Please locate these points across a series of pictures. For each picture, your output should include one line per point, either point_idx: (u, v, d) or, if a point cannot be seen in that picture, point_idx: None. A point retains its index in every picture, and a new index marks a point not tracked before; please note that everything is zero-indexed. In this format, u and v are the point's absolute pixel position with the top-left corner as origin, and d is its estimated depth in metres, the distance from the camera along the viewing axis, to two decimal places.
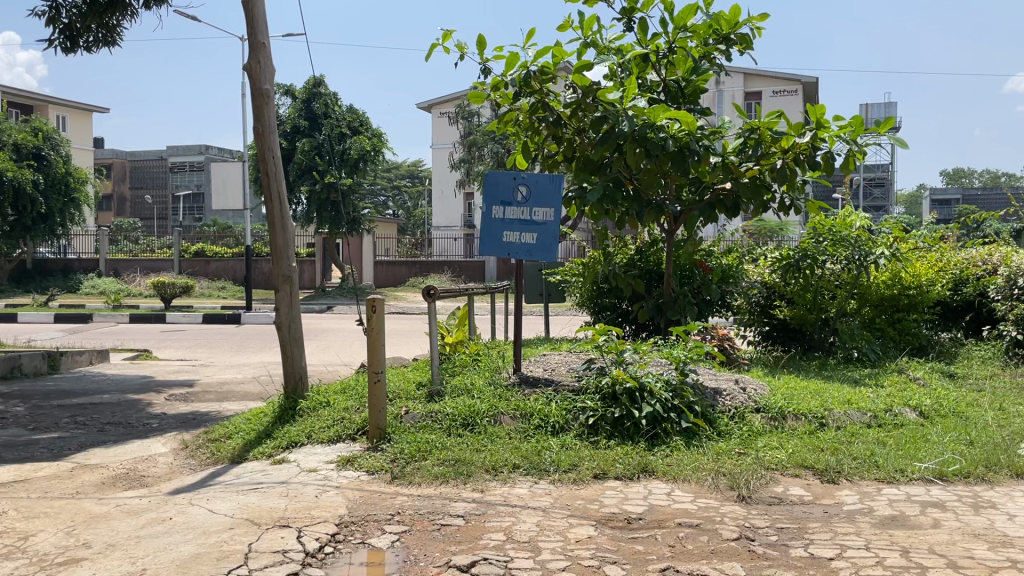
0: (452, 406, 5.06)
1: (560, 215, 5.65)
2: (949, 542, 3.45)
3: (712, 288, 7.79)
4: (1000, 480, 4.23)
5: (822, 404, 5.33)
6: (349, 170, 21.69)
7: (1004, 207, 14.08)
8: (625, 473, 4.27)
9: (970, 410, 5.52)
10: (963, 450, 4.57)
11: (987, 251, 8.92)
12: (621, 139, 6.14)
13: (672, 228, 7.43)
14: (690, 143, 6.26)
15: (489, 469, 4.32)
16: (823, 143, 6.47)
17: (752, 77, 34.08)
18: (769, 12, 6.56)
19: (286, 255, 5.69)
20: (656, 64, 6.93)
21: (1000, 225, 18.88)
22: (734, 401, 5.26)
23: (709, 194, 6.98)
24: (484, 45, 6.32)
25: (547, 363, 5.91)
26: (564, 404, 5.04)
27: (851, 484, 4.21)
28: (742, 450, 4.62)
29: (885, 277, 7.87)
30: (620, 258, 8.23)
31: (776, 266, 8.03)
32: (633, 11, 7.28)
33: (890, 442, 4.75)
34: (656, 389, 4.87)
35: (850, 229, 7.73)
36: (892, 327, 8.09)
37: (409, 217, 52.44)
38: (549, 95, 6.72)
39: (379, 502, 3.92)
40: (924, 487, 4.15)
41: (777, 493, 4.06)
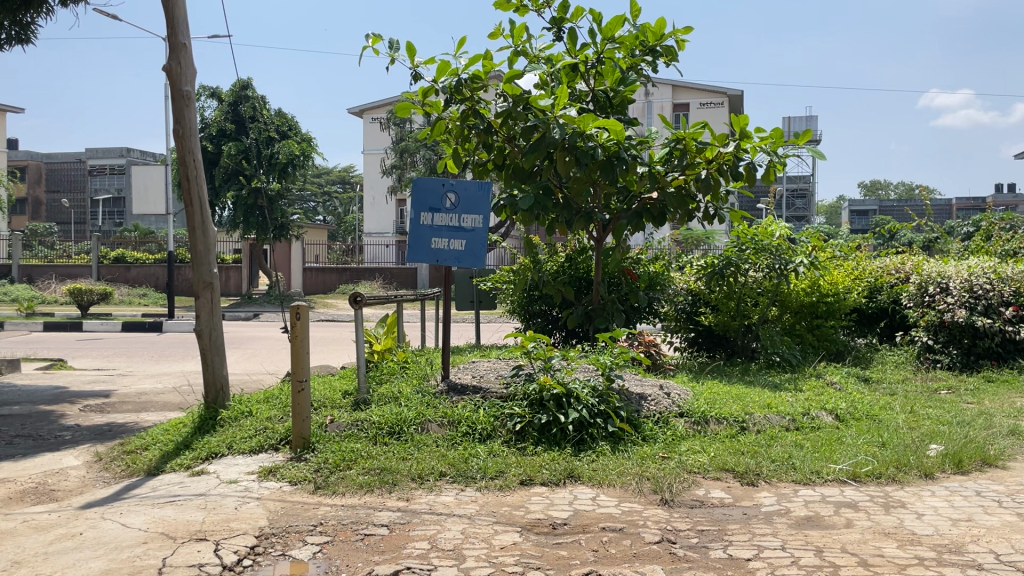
0: (378, 415, 5.01)
1: (489, 223, 5.63)
2: (860, 542, 3.57)
3: (639, 295, 7.94)
4: (910, 480, 4.41)
5: (743, 408, 5.46)
6: (277, 176, 21.33)
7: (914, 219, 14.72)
8: (551, 479, 4.30)
9: (882, 412, 5.75)
10: (875, 451, 4.75)
11: (900, 260, 9.28)
12: (552, 147, 6.21)
13: (600, 236, 7.51)
14: (619, 152, 6.44)
15: (414, 477, 4.28)
16: (746, 153, 6.62)
17: (680, 89, 34.86)
18: (693, 25, 6.74)
19: (206, 261, 5.55)
20: (584, 74, 7.05)
21: (912, 235, 19.68)
22: (658, 406, 5.36)
23: (637, 203, 7.12)
24: (414, 51, 6.30)
25: (475, 371, 5.89)
26: (492, 411, 5.03)
27: (769, 486, 4.32)
28: (665, 454, 4.69)
29: (804, 285, 8.11)
30: (549, 266, 8.31)
31: (702, 273, 8.26)
32: (563, 21, 7.36)
33: (807, 445, 4.89)
34: (582, 395, 4.91)
35: (771, 238, 7.90)
36: (811, 333, 8.32)
37: (340, 224, 51.87)
38: (480, 103, 6.74)
39: (302, 512, 3.85)
40: (838, 488, 4.29)
41: (698, 496, 4.14)
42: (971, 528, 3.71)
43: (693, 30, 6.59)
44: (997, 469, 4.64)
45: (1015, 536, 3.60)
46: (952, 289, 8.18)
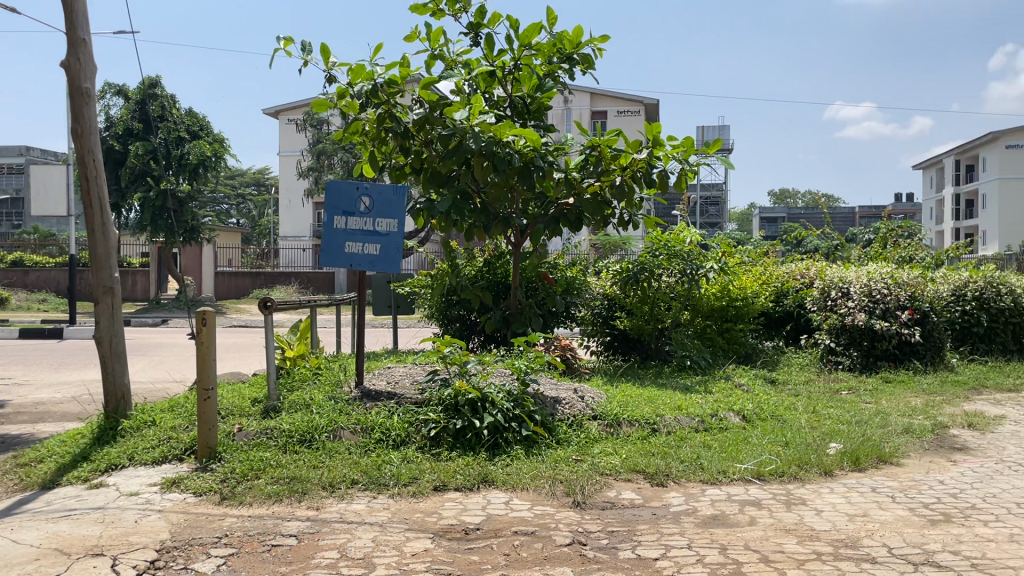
0: (288, 423, 4.91)
1: (404, 227, 5.62)
2: (762, 538, 3.69)
3: (556, 300, 8.03)
4: (810, 478, 4.58)
5: (655, 410, 5.58)
6: (187, 177, 20.68)
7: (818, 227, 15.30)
8: (464, 484, 4.29)
9: (787, 413, 5.94)
10: (779, 451, 4.91)
11: (804, 266, 9.65)
12: (468, 154, 6.22)
13: (518, 241, 7.54)
14: (535, 158, 6.51)
15: (325, 486, 4.21)
16: (659, 161, 6.80)
17: (598, 97, 35.43)
18: (609, 34, 6.86)
19: (106, 265, 5.35)
20: (502, 80, 7.10)
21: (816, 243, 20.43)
22: (572, 410, 5.41)
23: (554, 208, 7.16)
24: (328, 53, 6.22)
25: (390, 376, 5.84)
26: (406, 417, 4.99)
27: (678, 486, 4.42)
28: (579, 457, 4.75)
29: (714, 290, 8.34)
30: (468, 271, 8.29)
31: (617, 278, 8.36)
32: (480, 27, 7.39)
33: (715, 445, 5.04)
34: (497, 399, 4.93)
35: (683, 244, 8.20)
36: (721, 336, 8.52)
37: (255, 227, 50.69)
38: (396, 107, 6.68)
39: (206, 524, 3.74)
40: (743, 487, 4.42)
41: (610, 498, 4.21)
42: (865, 523, 3.87)
43: (610, 39, 6.71)
44: (892, 465, 4.86)
45: (906, 530, 3.78)
46: (853, 294, 8.58)
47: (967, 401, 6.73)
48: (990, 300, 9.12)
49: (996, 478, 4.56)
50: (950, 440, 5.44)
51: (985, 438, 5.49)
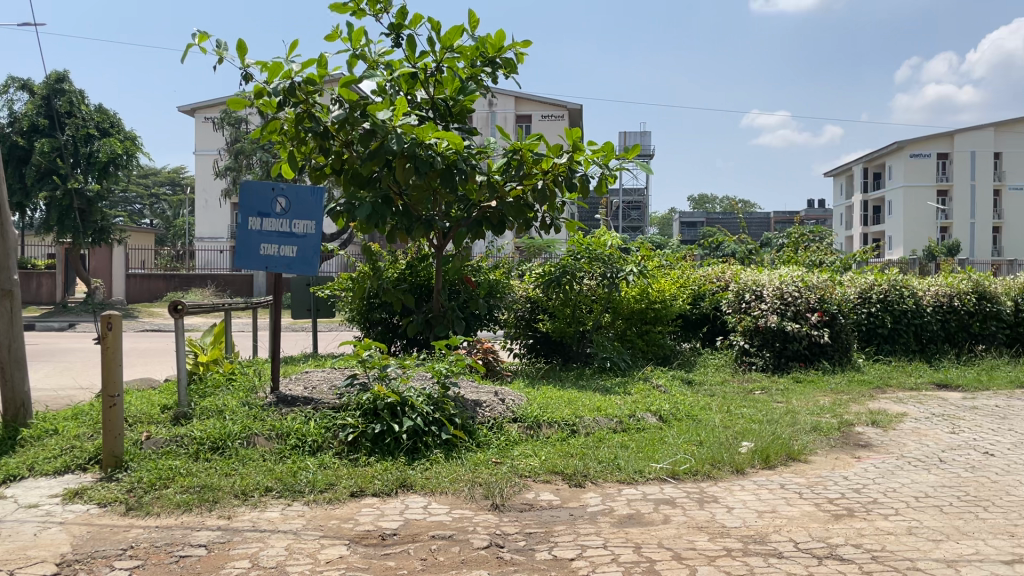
0: (200, 430, 4.78)
1: (321, 228, 5.57)
2: (675, 536, 3.76)
3: (479, 303, 8.05)
4: (722, 476, 4.70)
5: (574, 412, 5.64)
6: (97, 175, 19.92)
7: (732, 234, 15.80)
8: (382, 489, 4.25)
9: (702, 413, 6.09)
10: (693, 450, 5.02)
11: (720, 270, 9.91)
12: (389, 156, 6.15)
13: (440, 244, 7.48)
14: (458, 162, 6.51)
15: (237, 494, 4.11)
16: (580, 166, 6.88)
17: (522, 101, 35.62)
18: (531, 40, 6.92)
19: (5, 267, 5.10)
20: (424, 82, 7.08)
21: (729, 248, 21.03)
22: (493, 412, 5.42)
23: (477, 211, 7.19)
24: (244, 51, 6.08)
25: (307, 381, 5.73)
26: (323, 422, 4.92)
27: (595, 487, 4.47)
28: (499, 460, 4.76)
29: (634, 293, 8.47)
30: (389, 274, 8.19)
31: (539, 281, 8.45)
32: (401, 28, 7.35)
33: (632, 445, 5.13)
34: (417, 403, 4.89)
35: (604, 247, 8.35)
36: (641, 338, 8.72)
37: (171, 228, 49.15)
38: (315, 106, 6.48)
39: (110, 536, 3.61)
40: (659, 486, 4.51)
41: (528, 500, 4.23)
42: (773, 519, 3.99)
43: (532, 44, 6.78)
44: (799, 462, 5.04)
45: (812, 524, 3.91)
46: (766, 296, 8.87)
47: (871, 400, 7.02)
48: (893, 302, 9.56)
49: (896, 473, 4.77)
50: (854, 437, 5.66)
51: (887, 435, 5.74)
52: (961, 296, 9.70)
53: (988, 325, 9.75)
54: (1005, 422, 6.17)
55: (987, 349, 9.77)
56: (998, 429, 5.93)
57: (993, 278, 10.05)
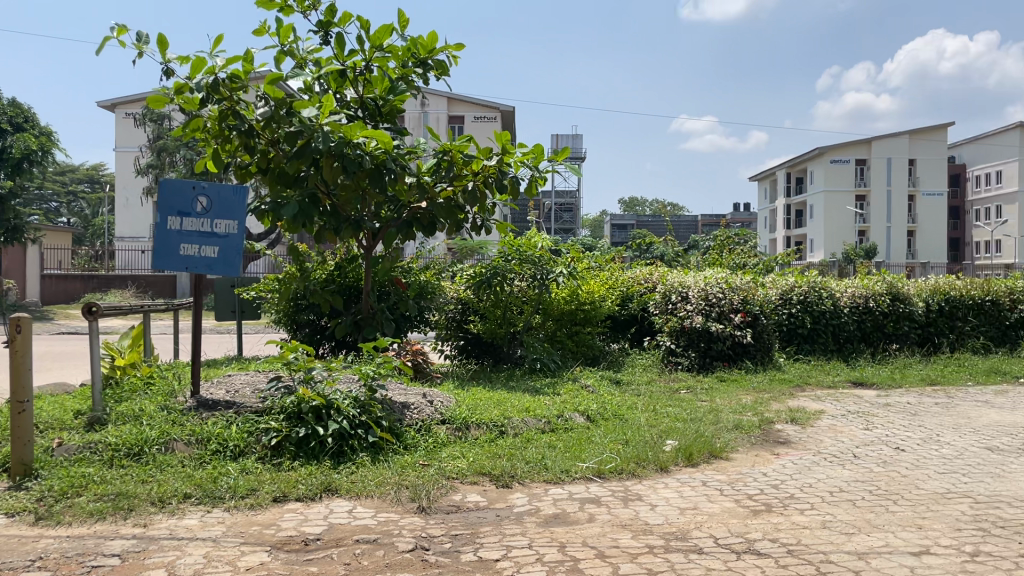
0: (115, 435, 4.64)
1: (245, 228, 5.45)
2: (599, 535, 3.81)
3: (409, 305, 7.98)
4: (647, 474, 4.78)
5: (503, 413, 5.65)
6: (10, 172, 19.09)
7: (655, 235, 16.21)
8: (306, 493, 4.18)
9: (628, 412, 6.18)
10: (619, 449, 5.10)
11: (647, 271, 10.08)
12: (316, 155, 6.03)
13: (370, 245, 7.39)
14: (387, 161, 6.43)
15: (154, 501, 3.99)
16: (510, 168, 6.90)
17: (455, 102, 35.55)
18: (464, 42, 6.92)
19: None
20: (353, 81, 7.00)
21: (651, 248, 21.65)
22: (421, 414, 5.38)
23: (407, 212, 7.09)
24: (165, 45, 5.93)
25: (229, 385, 5.59)
26: (246, 427, 4.81)
27: (522, 487, 4.50)
28: (426, 462, 4.74)
29: (564, 294, 8.54)
30: (317, 275, 8.06)
31: (470, 282, 8.44)
32: (331, 26, 7.26)
33: (559, 445, 5.17)
34: (343, 406, 4.82)
35: (534, 249, 8.42)
36: (571, 339, 8.81)
37: (90, 227, 47.41)
38: (239, 104, 6.37)
39: (18, 547, 3.47)
40: (584, 485, 4.56)
41: (455, 501, 4.22)
42: (695, 515, 4.08)
43: (464, 47, 6.78)
44: (721, 459, 5.16)
45: (731, 520, 4.01)
46: (691, 297, 9.06)
47: (791, 398, 7.23)
48: (812, 303, 9.88)
49: (812, 469, 4.93)
50: (774, 434, 5.83)
51: (805, 432, 5.92)
52: (876, 297, 10.07)
53: (901, 325, 10.14)
54: (915, 419, 6.43)
55: (900, 348, 10.17)
56: (908, 425, 6.18)
57: (905, 280, 10.48)
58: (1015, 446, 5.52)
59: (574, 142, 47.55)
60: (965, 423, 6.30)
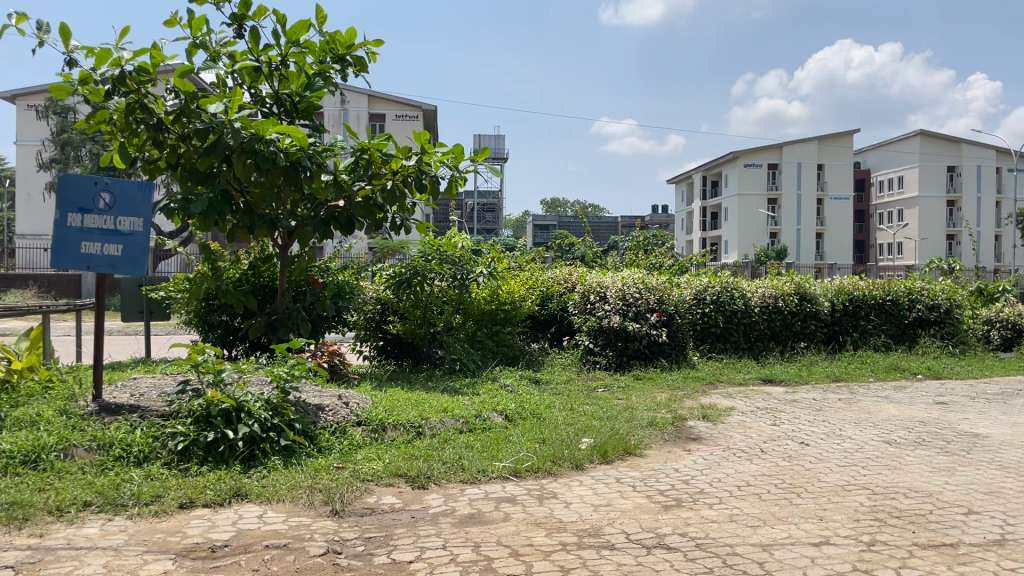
0: (10, 442, 4.42)
1: (150, 226, 5.32)
2: (514, 533, 3.83)
3: (326, 304, 7.85)
4: (563, 472, 4.83)
5: (420, 414, 5.61)
6: None
7: (572, 235, 16.43)
8: (214, 499, 4.07)
9: (546, 411, 6.22)
10: (536, 447, 5.15)
11: (567, 272, 10.19)
12: (227, 151, 5.86)
13: (285, 244, 7.25)
14: (302, 158, 6.23)
15: (51, 510, 3.82)
16: (430, 168, 6.88)
17: (376, 100, 35.24)
18: (383, 39, 6.85)
19: None
20: (268, 76, 6.87)
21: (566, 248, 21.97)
22: (336, 416, 5.29)
23: (324, 210, 7.01)
24: (68, 35, 5.70)
25: (134, 389, 5.40)
26: (151, 431, 4.66)
27: (438, 487, 4.49)
28: (340, 465, 4.67)
29: (484, 294, 8.56)
30: (230, 274, 7.85)
31: (391, 282, 8.36)
32: (245, 19, 7.09)
33: (476, 445, 5.17)
34: (254, 409, 4.72)
35: (454, 249, 8.42)
36: (491, 339, 8.83)
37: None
38: (148, 97, 6.14)
39: None
40: (501, 484, 4.58)
41: (369, 504, 4.18)
42: (608, 512, 4.14)
43: (383, 43, 6.73)
44: (635, 456, 5.25)
45: (643, 516, 4.09)
46: (609, 298, 9.21)
47: (704, 395, 7.42)
48: (725, 303, 10.15)
49: (722, 464, 5.07)
50: (686, 431, 5.97)
51: (716, 428, 6.09)
52: (785, 297, 10.43)
53: (808, 324, 10.53)
54: (819, 414, 6.68)
55: (807, 345, 10.55)
56: (813, 421, 6.42)
57: (812, 281, 10.90)
58: (911, 439, 5.79)
59: (495, 142, 47.91)
60: (866, 417, 6.58)
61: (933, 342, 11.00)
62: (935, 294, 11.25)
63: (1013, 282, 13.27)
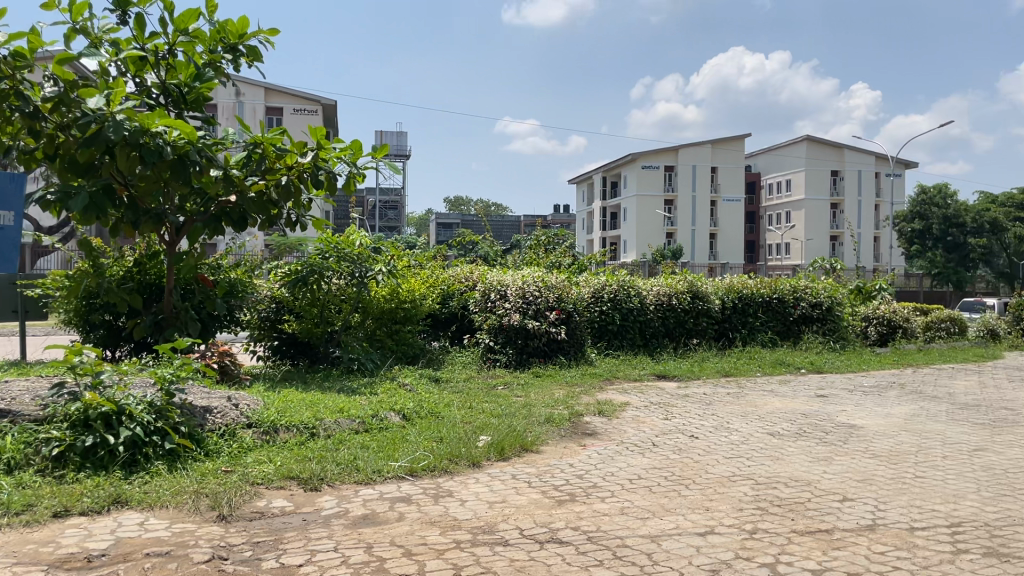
0: None
1: (21, 220, 5.01)
2: (408, 533, 3.80)
3: (216, 303, 7.55)
4: (459, 470, 4.83)
5: (314, 414, 5.51)
6: None
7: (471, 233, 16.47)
8: (92, 507, 3.88)
9: (444, 410, 6.20)
10: (432, 446, 5.12)
11: (468, 270, 10.18)
12: (109, 144, 5.53)
13: (173, 240, 6.97)
14: (190, 152, 6.02)
15: None
16: (326, 163, 6.87)
17: (273, 93, 34.35)
18: (277, 29, 6.70)
19: None
20: (154, 65, 6.57)
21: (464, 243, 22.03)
22: (225, 419, 5.12)
23: (214, 206, 6.72)
24: None
25: (5, 392, 5.08)
26: (23, 438, 4.40)
27: (331, 489, 4.41)
28: (229, 469, 4.52)
29: (383, 292, 8.50)
30: (114, 271, 7.50)
31: (285, 280, 8.15)
32: (130, 4, 6.79)
33: (372, 445, 5.11)
34: (135, 412, 4.52)
35: (352, 247, 8.27)
36: (391, 337, 8.76)
37: None
38: (23, 84, 5.82)
39: None
40: (396, 484, 4.53)
41: (259, 508, 4.07)
42: (502, 508, 4.17)
43: (278, 33, 6.62)
44: (532, 453, 5.30)
45: (537, 511, 4.13)
46: (509, 296, 9.27)
47: (600, 391, 7.56)
48: (621, 301, 10.36)
49: (615, 458, 5.17)
50: (582, 427, 6.07)
51: (610, 423, 6.21)
52: (678, 295, 10.74)
53: (699, 321, 10.89)
54: (709, 408, 6.92)
55: (699, 342, 10.91)
56: (703, 414, 6.64)
57: (704, 279, 11.28)
58: (793, 431, 6.06)
59: (400, 139, 47.11)
60: (752, 411, 6.85)
61: (816, 338, 11.58)
62: (818, 292, 11.82)
63: (888, 281, 14.08)
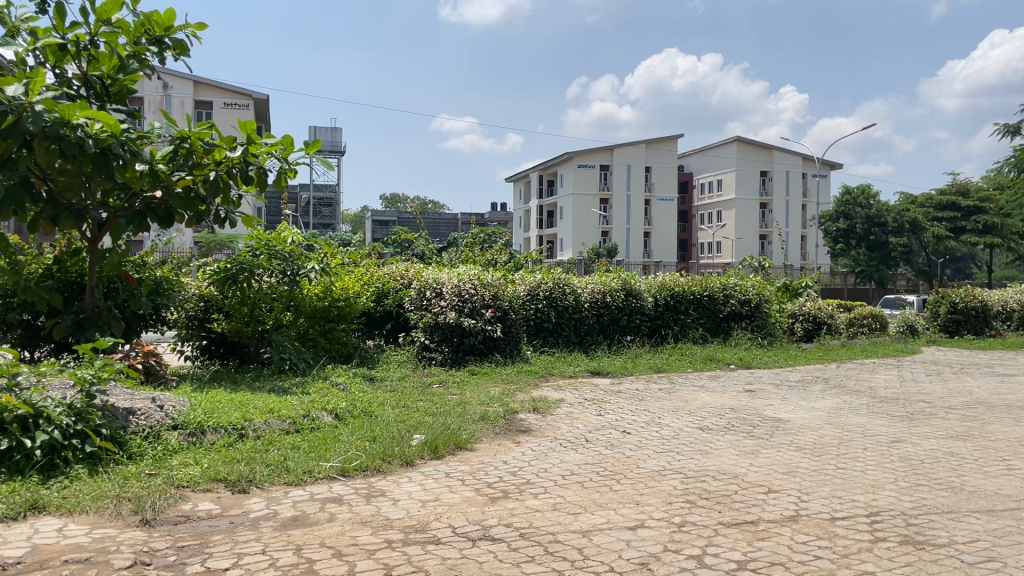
0: None
1: None
2: (338, 534, 3.76)
3: (142, 301, 7.30)
4: (392, 469, 4.79)
5: (244, 415, 5.41)
6: None
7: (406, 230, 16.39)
8: (6, 514, 3.73)
9: (378, 409, 6.16)
10: (365, 446, 5.07)
11: (402, 268, 10.11)
12: (27, 136, 5.33)
13: (95, 237, 6.74)
14: (113, 145, 5.85)
15: None
16: (256, 159, 6.68)
17: (202, 86, 33.53)
18: (205, 22, 6.56)
19: None
20: (75, 56, 6.34)
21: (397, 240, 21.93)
22: (149, 421, 4.98)
23: (139, 202, 6.54)
24: None
25: None
26: None
27: (260, 491, 4.33)
28: (153, 472, 4.40)
29: (316, 291, 8.42)
30: (32, 269, 7.22)
31: (213, 279, 7.97)
32: None
33: (303, 445, 5.04)
34: (54, 414, 4.37)
35: (284, 244, 8.10)
36: (325, 336, 8.64)
37: None
38: None
39: None
40: (327, 485, 4.48)
41: (184, 511, 3.97)
42: (435, 507, 4.16)
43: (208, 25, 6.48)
44: (465, 451, 5.30)
45: (470, 509, 4.14)
46: (445, 294, 9.23)
47: (535, 388, 7.60)
48: (557, 299, 10.43)
49: (548, 455, 5.21)
50: (516, 424, 6.09)
51: (544, 420, 6.26)
52: (612, 293, 10.87)
53: (633, 318, 11.04)
54: (641, 404, 7.02)
55: (633, 338, 11.07)
56: (635, 410, 6.74)
57: (637, 276, 11.43)
58: (722, 425, 6.21)
59: (331, 138, 46.30)
60: (682, 406, 6.98)
61: (745, 335, 11.86)
62: (747, 290, 12.12)
63: (814, 278, 14.50)
